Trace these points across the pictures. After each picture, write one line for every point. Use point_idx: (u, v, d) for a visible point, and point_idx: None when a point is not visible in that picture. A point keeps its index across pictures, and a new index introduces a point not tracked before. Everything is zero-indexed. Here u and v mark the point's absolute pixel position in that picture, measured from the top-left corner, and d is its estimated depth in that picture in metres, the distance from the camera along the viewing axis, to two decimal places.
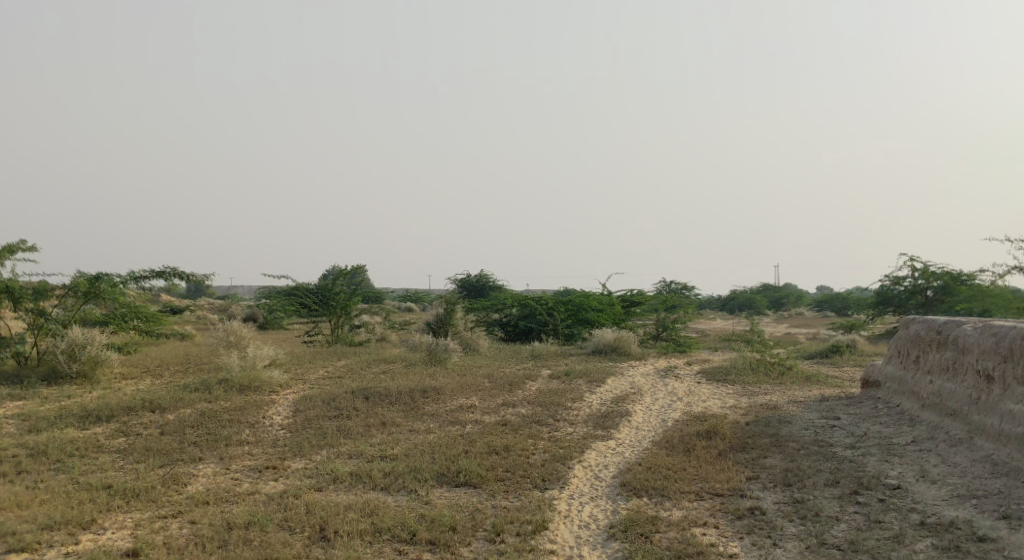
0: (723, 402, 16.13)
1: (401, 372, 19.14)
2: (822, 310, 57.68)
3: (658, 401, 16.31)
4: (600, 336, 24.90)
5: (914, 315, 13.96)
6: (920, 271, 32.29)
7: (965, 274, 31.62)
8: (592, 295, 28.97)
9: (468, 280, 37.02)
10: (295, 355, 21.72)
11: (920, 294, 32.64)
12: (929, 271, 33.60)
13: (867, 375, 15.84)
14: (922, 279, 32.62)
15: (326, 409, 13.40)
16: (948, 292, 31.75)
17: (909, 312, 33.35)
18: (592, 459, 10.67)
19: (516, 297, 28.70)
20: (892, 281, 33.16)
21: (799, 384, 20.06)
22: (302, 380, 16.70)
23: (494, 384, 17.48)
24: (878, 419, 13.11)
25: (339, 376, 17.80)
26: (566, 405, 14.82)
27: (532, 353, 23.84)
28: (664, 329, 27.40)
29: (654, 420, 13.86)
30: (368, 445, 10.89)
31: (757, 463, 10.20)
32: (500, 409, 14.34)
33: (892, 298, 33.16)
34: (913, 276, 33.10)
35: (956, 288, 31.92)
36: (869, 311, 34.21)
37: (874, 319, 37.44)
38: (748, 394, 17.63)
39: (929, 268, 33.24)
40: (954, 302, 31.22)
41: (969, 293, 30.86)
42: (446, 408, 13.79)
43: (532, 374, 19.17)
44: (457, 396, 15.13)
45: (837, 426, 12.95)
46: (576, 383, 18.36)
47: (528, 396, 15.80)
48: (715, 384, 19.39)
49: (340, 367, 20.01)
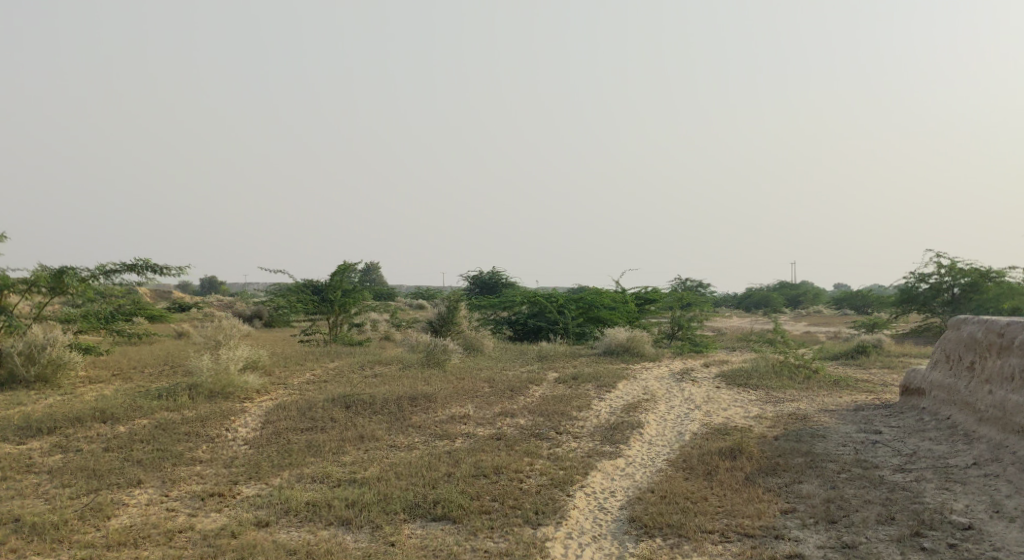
0: (746, 410, 14.50)
1: (394, 374, 17.63)
2: (841, 308, 55.89)
3: (675, 408, 14.70)
4: (613, 335, 23.30)
5: (968, 315, 12.37)
6: (946, 267, 30.69)
7: (994, 271, 30.00)
8: (605, 292, 27.42)
9: (480, 276, 35.45)
10: (284, 356, 20.27)
11: (946, 292, 30.99)
12: (956, 266, 31.92)
13: (908, 380, 14.22)
14: (948, 276, 30.98)
15: (300, 420, 11.89)
16: (976, 289, 30.09)
17: (933, 311, 31.71)
18: (596, 484, 9.14)
19: (525, 294, 27.10)
20: (916, 278, 31.55)
21: (828, 389, 18.40)
22: (283, 384, 15.22)
23: (494, 389, 15.97)
24: (926, 434, 11.50)
25: (326, 381, 16.28)
26: (572, 415, 13.25)
27: (539, 354, 22.27)
28: (680, 328, 25.86)
29: (669, 434, 12.25)
30: (337, 466, 9.36)
31: (793, 491, 8.63)
32: (497, 419, 12.83)
33: (917, 297, 31.50)
34: (939, 273, 31.46)
35: (984, 285, 30.29)
36: (892, 309, 32.56)
37: (897, 317, 35.74)
38: (773, 401, 16.01)
39: (957, 264, 31.56)
40: (983, 301, 29.57)
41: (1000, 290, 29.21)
42: (435, 420, 12.28)
43: (536, 377, 17.62)
44: (450, 404, 13.62)
45: (880, 441, 11.35)
46: (584, 387, 16.81)
47: (530, 404, 14.25)
48: (736, 389, 17.81)
49: (329, 369, 18.49)
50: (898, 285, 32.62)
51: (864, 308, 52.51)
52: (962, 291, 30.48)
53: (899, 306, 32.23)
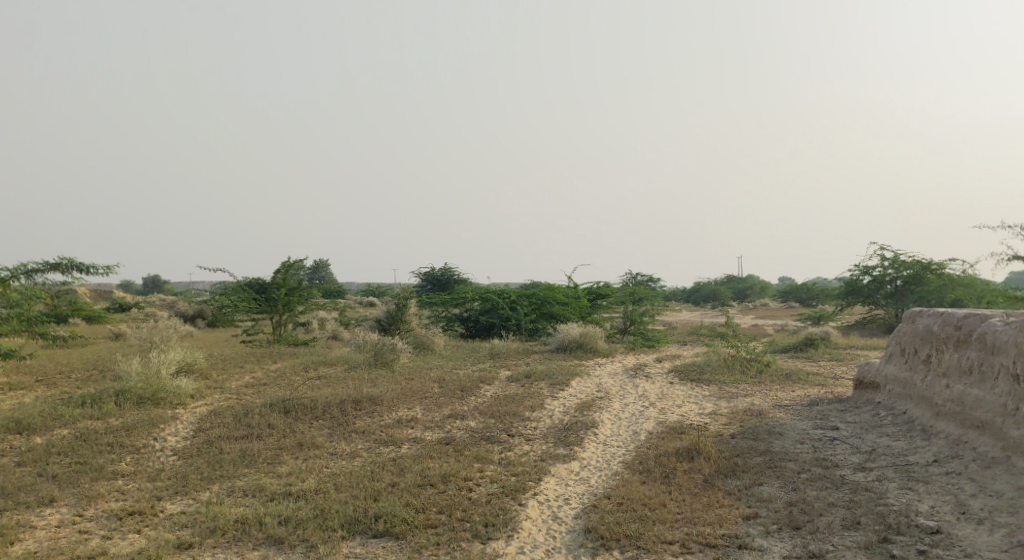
0: (701, 408, 14.17)
1: (339, 376, 16.98)
2: (787, 300, 56.39)
3: (629, 406, 14.31)
4: (565, 331, 22.86)
5: (922, 307, 12.19)
6: (887, 260, 30.73)
7: (935, 263, 30.15)
8: (557, 288, 27.03)
9: (432, 273, 34.76)
10: (223, 359, 19.45)
11: (888, 284, 31.02)
12: (898, 257, 32.03)
13: (861, 374, 14.04)
14: (891, 268, 31.07)
15: (235, 427, 11.23)
16: (918, 282, 30.21)
17: (877, 303, 31.80)
18: (550, 490, 8.67)
19: (476, 290, 26.48)
20: (859, 270, 31.62)
21: (781, 383, 18.21)
22: (219, 390, 14.49)
23: (443, 390, 15.42)
24: (883, 429, 11.27)
25: (266, 384, 15.58)
26: (523, 416, 12.77)
27: (490, 352, 21.74)
28: (632, 323, 25.56)
29: (623, 434, 11.83)
30: (272, 477, 8.78)
31: (753, 494, 8.27)
32: (446, 422, 12.30)
33: (862, 289, 31.72)
34: (883, 266, 31.71)
35: (926, 277, 30.41)
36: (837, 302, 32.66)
37: (843, 309, 35.87)
38: (727, 397, 15.72)
39: (900, 256, 31.85)
40: (925, 292, 29.82)
41: (942, 282, 29.53)
42: (380, 425, 11.71)
43: (487, 376, 17.11)
44: (396, 407, 13.04)
45: (837, 438, 11.08)
46: (536, 386, 16.34)
47: (480, 405, 13.73)
48: (690, 385, 17.52)
49: (271, 372, 17.72)
50: (842, 278, 32.82)
51: (809, 301, 53.03)
52: (904, 284, 30.55)
53: (844, 299, 32.43)
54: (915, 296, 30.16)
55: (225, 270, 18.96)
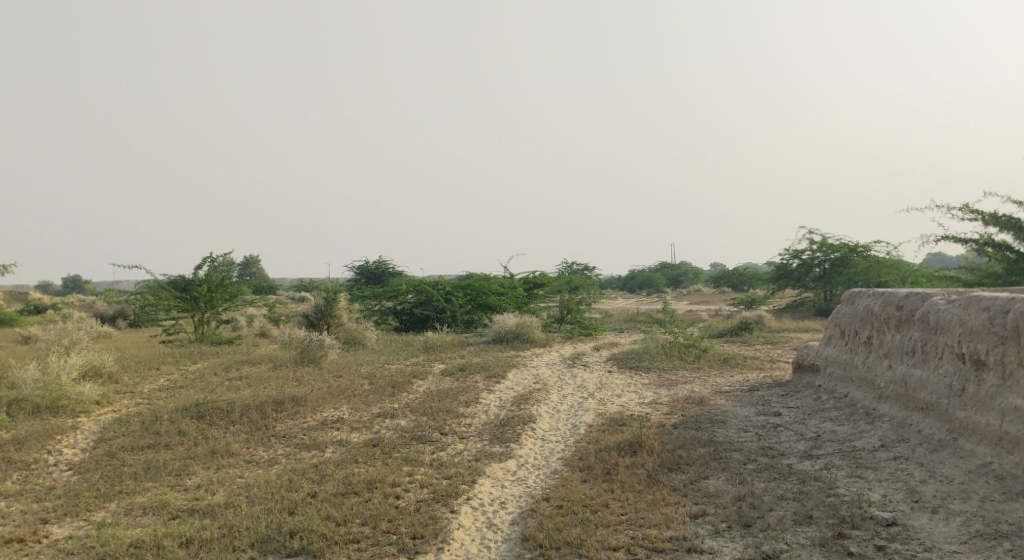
0: (640, 397, 13.81)
1: (262, 375, 16.19)
2: (720, 285, 56.83)
3: (566, 398, 13.85)
4: (501, 322, 22.27)
5: (862, 288, 11.92)
6: (817, 243, 31.30)
7: (861, 246, 30.79)
8: (493, 278, 26.46)
9: (365, 267, 33.86)
10: (139, 362, 18.43)
11: (817, 267, 31.58)
12: (826, 242, 32.65)
13: (801, 358, 13.77)
14: (820, 252, 31.63)
15: (141, 436, 10.51)
16: (845, 264, 30.78)
17: (806, 287, 32.26)
18: (484, 493, 8.11)
19: (410, 282, 25.64)
20: (789, 254, 32.11)
21: (719, 368, 17.97)
22: (129, 396, 13.66)
23: (374, 387, 14.76)
24: (826, 414, 10.95)
25: (183, 387, 14.73)
26: (456, 411, 12.20)
27: (423, 345, 21.05)
28: (568, 312, 25.13)
29: (561, 428, 11.33)
30: (176, 493, 8.23)
31: (699, 490, 7.81)
32: (375, 422, 11.68)
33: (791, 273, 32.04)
34: (811, 249, 32.02)
35: (853, 260, 31.01)
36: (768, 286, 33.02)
37: (774, 293, 36.24)
38: (666, 384, 15.38)
39: (827, 239, 32.25)
40: (853, 274, 30.21)
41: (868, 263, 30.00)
42: (303, 429, 11.05)
43: (419, 371, 16.47)
44: (322, 408, 12.36)
45: (781, 424, 10.72)
46: (471, 379, 15.77)
47: (411, 401, 13.12)
48: (628, 373, 17.18)
49: (189, 374, 16.79)
50: (773, 262, 33.06)
51: (742, 285, 53.51)
52: (832, 266, 31.11)
53: (775, 282, 32.69)
54: (844, 278, 30.56)
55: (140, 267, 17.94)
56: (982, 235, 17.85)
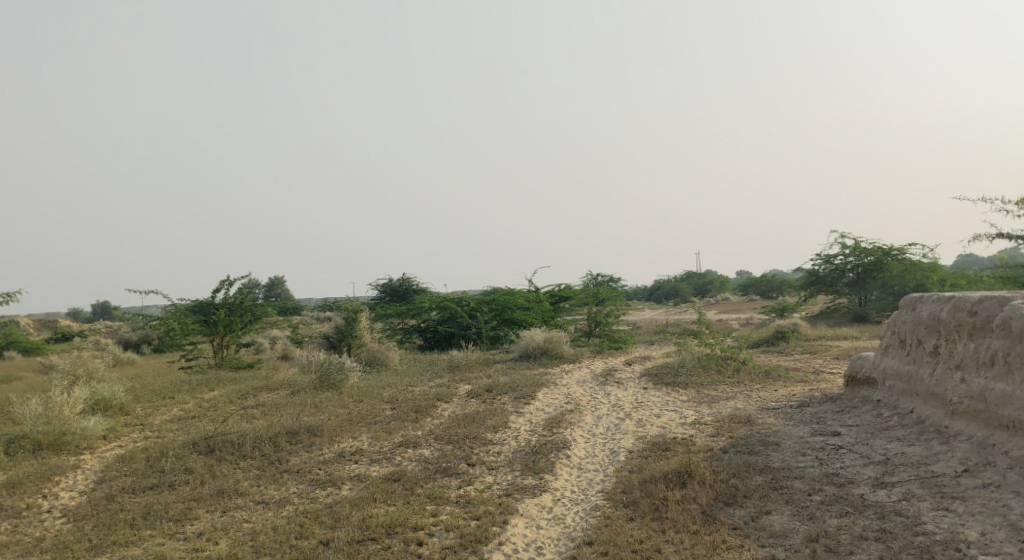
0: (681, 416, 12.84)
1: (279, 402, 15.38)
2: (747, 293, 55.57)
3: (601, 419, 12.91)
4: (528, 337, 21.34)
5: (923, 293, 10.92)
6: (849, 247, 30.34)
7: (896, 248, 29.82)
8: (517, 293, 25.59)
9: (389, 284, 33.06)
10: (153, 391, 17.69)
11: (850, 272, 30.64)
12: (858, 246, 31.66)
13: (855, 370, 12.71)
14: (853, 256, 30.65)
15: (145, 475, 9.75)
16: (880, 268, 29.77)
17: (840, 293, 31.26)
18: (518, 539, 7.24)
19: (433, 298, 24.73)
20: (821, 259, 31.15)
21: (760, 382, 16.95)
22: (137, 431, 12.90)
23: (395, 412, 13.89)
24: (891, 433, 9.93)
25: (196, 418, 13.98)
26: (483, 438, 11.31)
27: (448, 364, 20.14)
28: (597, 325, 24.16)
29: (599, 455, 10.38)
30: (175, 545, 7.48)
31: (764, 529, 6.91)
32: (396, 452, 10.83)
33: (823, 278, 31.04)
34: (843, 253, 31.00)
35: (887, 263, 30.02)
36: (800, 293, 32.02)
37: (807, 300, 35.08)
38: (707, 401, 14.40)
39: (859, 244, 31.22)
40: (889, 278, 29.11)
41: (904, 267, 29.01)
42: (319, 464, 10.22)
43: (444, 393, 15.58)
44: (339, 438, 11.53)
45: (842, 446, 9.72)
46: (499, 401, 14.85)
47: (435, 428, 12.25)
48: (664, 390, 16.19)
49: (204, 403, 16.01)
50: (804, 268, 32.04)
51: (770, 294, 52.25)
52: (866, 270, 30.14)
53: (807, 289, 31.59)
54: (879, 282, 29.44)
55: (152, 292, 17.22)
56: None
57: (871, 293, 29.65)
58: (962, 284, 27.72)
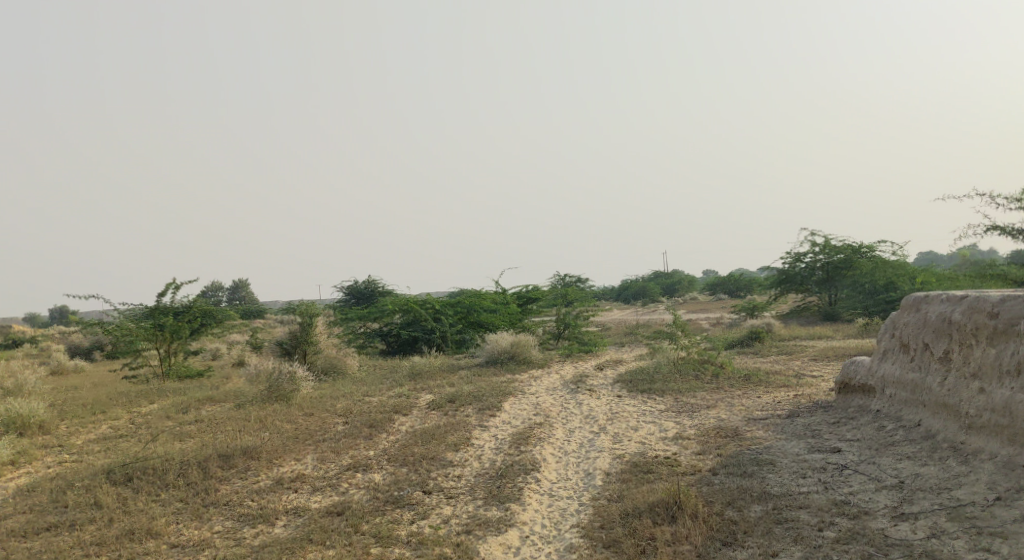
0: (660, 429, 11.68)
1: (222, 417, 14.02)
2: (715, 292, 54.62)
3: (574, 433, 11.71)
4: (493, 341, 20.10)
5: (928, 293, 9.88)
6: (819, 246, 29.48)
7: (866, 246, 28.98)
8: (484, 295, 24.34)
9: (353, 286, 31.61)
10: (84, 407, 16.28)
11: (820, 271, 29.77)
12: (828, 243, 30.80)
13: (849, 377, 11.60)
14: (823, 254, 29.78)
15: (45, 516, 8.47)
16: (851, 266, 28.89)
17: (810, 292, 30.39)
18: None
19: (396, 300, 23.30)
20: (791, 258, 30.28)
21: (741, 387, 15.85)
22: (53, 460, 11.54)
23: (347, 427, 12.60)
24: (899, 449, 8.85)
25: (124, 439, 12.68)
26: (442, 459, 10.05)
27: (410, 371, 18.87)
28: (566, 327, 23.02)
29: (572, 479, 9.15)
30: None
31: None
32: (343, 477, 9.55)
33: (793, 276, 30.22)
34: (813, 251, 30.13)
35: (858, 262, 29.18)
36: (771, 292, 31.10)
37: (777, 299, 34.19)
38: (688, 410, 13.29)
39: (830, 241, 30.38)
40: (859, 276, 28.27)
41: (875, 265, 28.15)
42: (251, 495, 8.93)
43: (403, 403, 14.31)
44: (278, 461, 10.22)
45: (846, 466, 8.61)
46: (462, 412, 13.63)
47: (389, 446, 10.98)
48: (640, 397, 15.06)
49: (137, 419, 14.64)
50: (774, 267, 31.15)
51: (738, 293, 51.38)
52: (836, 269, 29.26)
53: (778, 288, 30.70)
54: (850, 281, 28.60)
55: (90, 297, 15.59)
56: (1015, 228, 15.92)
57: (842, 291, 29.00)
58: (936, 281, 26.94)
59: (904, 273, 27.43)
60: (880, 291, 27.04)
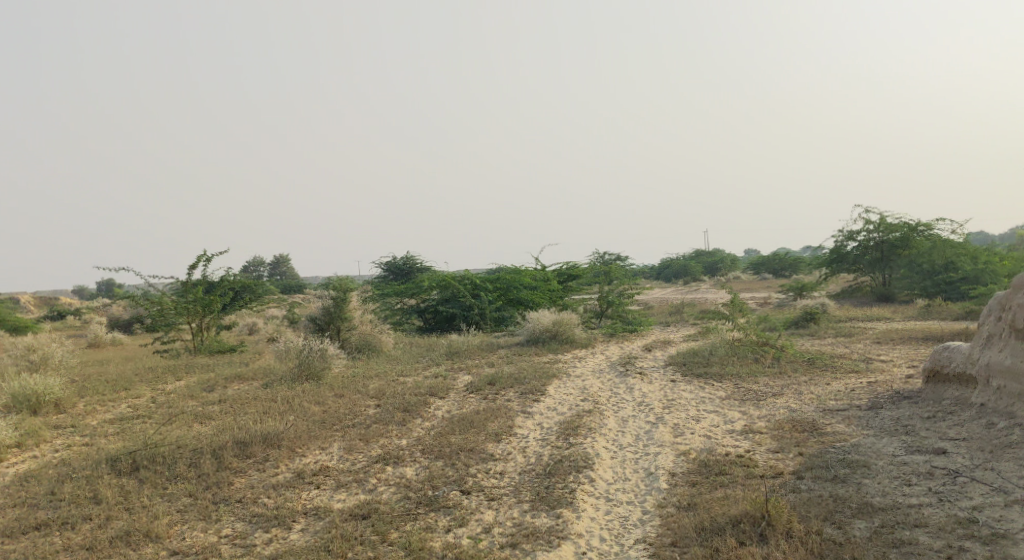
0: (725, 420, 10.43)
1: (246, 397, 13.02)
2: (759, 272, 52.63)
3: (630, 423, 10.51)
4: (535, 319, 18.91)
5: None
6: (874, 223, 27.60)
7: (924, 224, 27.00)
8: (523, 272, 23.12)
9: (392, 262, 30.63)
10: (106, 383, 15.46)
11: (874, 250, 27.86)
12: (884, 220, 28.81)
13: (942, 365, 10.18)
14: (878, 232, 27.86)
15: (36, 516, 7.58)
16: (908, 245, 26.94)
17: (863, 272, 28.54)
18: None
19: (433, 276, 22.24)
20: (844, 235, 28.48)
21: (806, 372, 14.47)
22: (64, 444, 10.64)
23: (378, 411, 11.53)
24: (1020, 452, 7.55)
25: (141, 420, 11.77)
26: (483, 451, 8.91)
27: (447, 349, 17.78)
28: (609, 305, 21.76)
29: (631, 480, 7.96)
30: None
31: None
32: (370, 470, 8.48)
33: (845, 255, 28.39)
34: (867, 228, 28.23)
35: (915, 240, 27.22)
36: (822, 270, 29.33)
37: (827, 279, 32.37)
38: (752, 399, 12.01)
39: (885, 218, 28.45)
40: (916, 256, 26.37)
41: (934, 243, 26.21)
42: (267, 491, 7.90)
43: (438, 385, 13.21)
44: (301, 450, 9.17)
45: (958, 470, 7.32)
46: (501, 397, 12.49)
47: (424, 435, 9.87)
48: (696, 383, 13.81)
49: (159, 397, 13.76)
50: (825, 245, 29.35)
51: (782, 272, 49.38)
52: (891, 247, 27.28)
53: (830, 267, 28.95)
54: (905, 260, 26.64)
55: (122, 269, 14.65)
56: None
57: (898, 271, 27.05)
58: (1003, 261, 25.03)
59: (966, 253, 25.50)
60: (940, 270, 25.10)
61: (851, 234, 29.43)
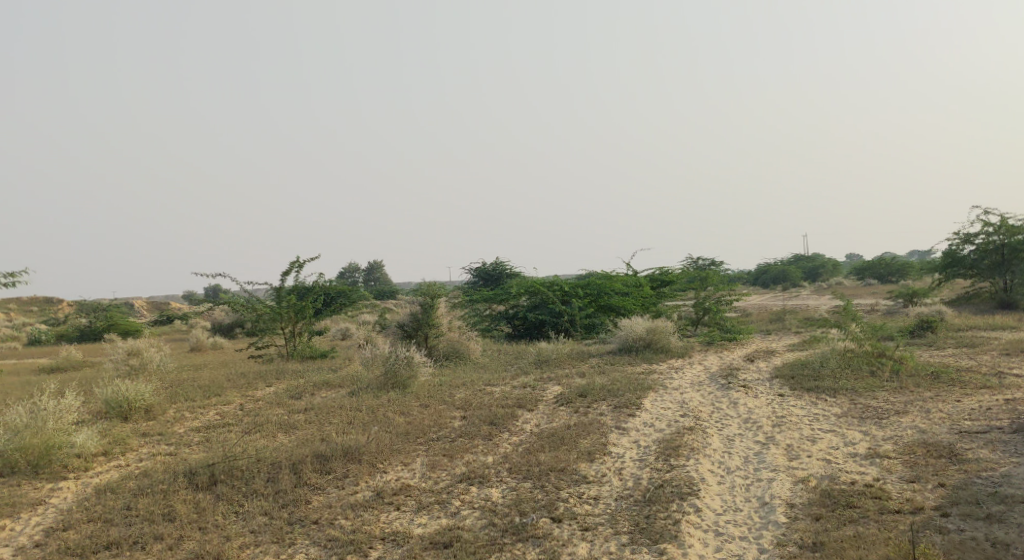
0: (846, 441, 9.41)
1: (331, 405, 12.62)
2: (863, 277, 50.14)
3: (737, 443, 9.61)
4: (628, 326, 18.03)
5: None
6: (993, 225, 25.23)
7: None
8: (614, 277, 22.26)
9: (483, 268, 30.16)
10: (198, 388, 15.36)
11: (994, 253, 25.45)
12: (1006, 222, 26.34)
13: None
14: (997, 234, 25.46)
15: (109, 536, 7.29)
16: None
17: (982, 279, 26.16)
18: None
19: (522, 283, 21.65)
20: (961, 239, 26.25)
21: (930, 387, 13.19)
22: (148, 454, 10.39)
23: (465, 424, 10.91)
24: None
25: (227, 429, 11.48)
26: (575, 472, 8.17)
27: (537, 358, 17.09)
28: (706, 312, 20.66)
29: (743, 511, 7.12)
30: None
31: None
32: (453, 490, 7.85)
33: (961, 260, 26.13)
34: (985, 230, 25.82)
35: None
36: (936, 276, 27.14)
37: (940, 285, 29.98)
38: (873, 417, 10.91)
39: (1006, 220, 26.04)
40: None
41: None
42: (344, 513, 7.40)
43: (528, 396, 12.53)
44: (382, 466, 8.61)
45: None
46: (594, 411, 11.72)
47: (513, 452, 9.20)
48: (806, 399, 12.73)
49: (247, 405, 13.51)
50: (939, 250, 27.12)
51: (889, 277, 46.86)
52: (1012, 250, 24.86)
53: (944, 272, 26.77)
54: None
55: (215, 275, 14.50)
56: None
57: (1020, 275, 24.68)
58: None
59: None
60: None
61: (968, 237, 27.19)
